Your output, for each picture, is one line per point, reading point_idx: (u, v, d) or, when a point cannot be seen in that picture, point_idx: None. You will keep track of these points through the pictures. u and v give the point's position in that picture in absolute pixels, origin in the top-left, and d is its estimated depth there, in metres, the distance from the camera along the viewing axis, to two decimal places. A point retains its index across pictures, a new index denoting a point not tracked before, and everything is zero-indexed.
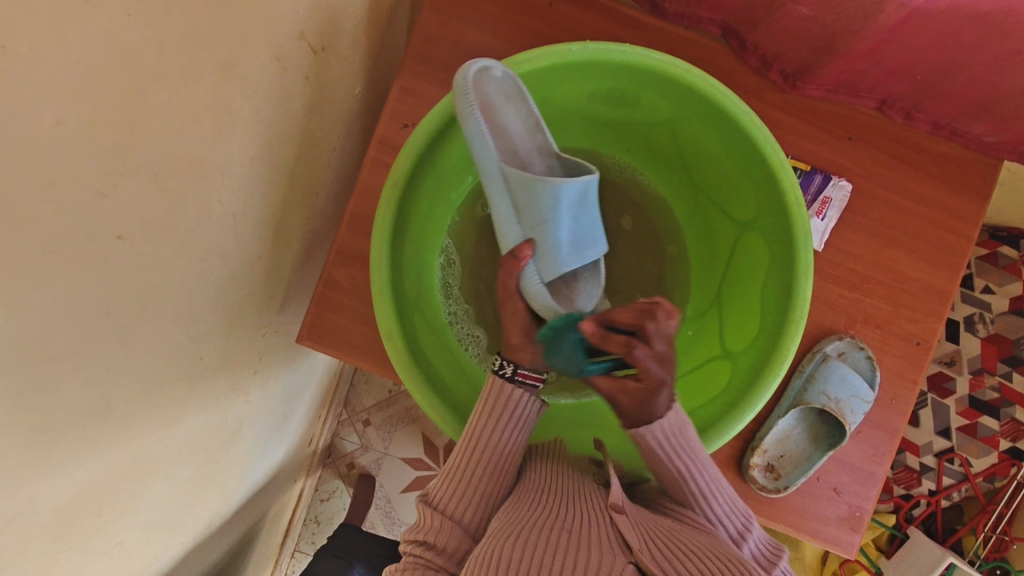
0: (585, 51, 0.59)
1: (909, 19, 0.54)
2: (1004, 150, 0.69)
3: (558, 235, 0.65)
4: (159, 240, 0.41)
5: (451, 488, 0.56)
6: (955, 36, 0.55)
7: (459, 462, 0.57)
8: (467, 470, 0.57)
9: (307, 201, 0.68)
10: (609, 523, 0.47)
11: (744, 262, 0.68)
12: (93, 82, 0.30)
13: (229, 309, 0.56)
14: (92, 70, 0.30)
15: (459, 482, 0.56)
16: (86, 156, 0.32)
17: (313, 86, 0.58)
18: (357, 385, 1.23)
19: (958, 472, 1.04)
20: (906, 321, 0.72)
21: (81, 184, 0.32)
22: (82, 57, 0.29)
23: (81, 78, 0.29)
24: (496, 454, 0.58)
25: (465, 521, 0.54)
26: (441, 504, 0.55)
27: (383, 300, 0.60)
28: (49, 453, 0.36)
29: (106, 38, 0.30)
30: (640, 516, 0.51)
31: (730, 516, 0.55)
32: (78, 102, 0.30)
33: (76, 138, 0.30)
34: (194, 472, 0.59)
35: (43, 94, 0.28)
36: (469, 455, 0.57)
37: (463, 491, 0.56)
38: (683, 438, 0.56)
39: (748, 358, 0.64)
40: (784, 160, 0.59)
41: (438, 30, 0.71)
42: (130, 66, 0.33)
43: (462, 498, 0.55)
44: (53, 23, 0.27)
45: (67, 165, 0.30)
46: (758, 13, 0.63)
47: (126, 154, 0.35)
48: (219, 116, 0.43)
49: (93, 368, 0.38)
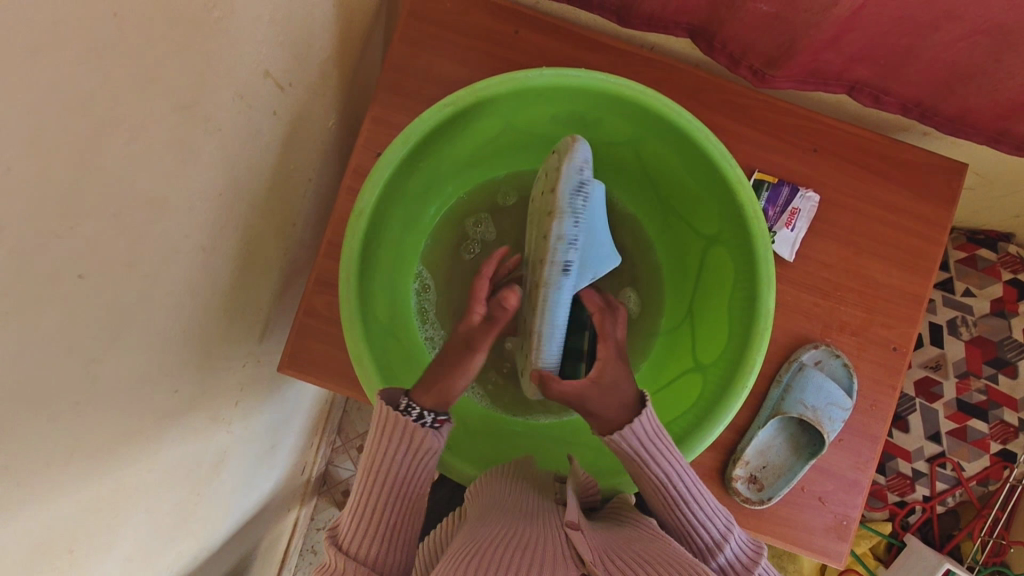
0: (543, 77, 0.60)
1: (864, 6, 0.56)
2: (974, 134, 0.70)
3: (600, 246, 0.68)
4: (120, 279, 0.42)
5: (357, 526, 0.59)
6: (911, 21, 0.57)
7: (363, 497, 0.59)
8: (370, 505, 0.59)
9: (283, 232, 0.69)
10: (563, 540, 0.48)
11: (712, 274, 0.68)
12: (56, 97, 0.32)
13: (204, 341, 0.57)
14: (56, 87, 0.32)
15: (362, 520, 0.59)
16: (53, 165, 0.33)
17: (282, 118, 0.60)
18: (350, 412, 1.23)
19: (951, 477, 1.03)
20: (880, 327, 0.73)
21: (45, 207, 0.33)
22: (44, 68, 0.31)
23: (46, 91, 0.31)
24: (392, 484, 0.59)
25: (372, 553, 0.58)
26: (347, 542, 0.58)
27: (354, 329, 0.61)
28: (15, 489, 0.36)
29: (66, 64, 0.32)
30: (596, 533, 0.51)
31: (711, 518, 0.58)
32: (49, 109, 0.32)
33: (47, 141, 0.32)
34: (173, 505, 0.60)
35: (16, 96, 0.29)
36: (368, 490, 0.59)
37: (368, 528, 0.58)
38: (661, 440, 0.59)
39: (716, 372, 0.64)
40: (741, 175, 0.59)
41: (406, 60, 0.73)
42: (95, 81, 0.34)
43: (369, 534, 0.58)
44: (19, 36, 0.29)
45: (32, 177, 0.32)
46: (718, 15, 0.65)
47: (90, 176, 0.36)
48: (183, 150, 0.45)
49: (59, 404, 0.39)
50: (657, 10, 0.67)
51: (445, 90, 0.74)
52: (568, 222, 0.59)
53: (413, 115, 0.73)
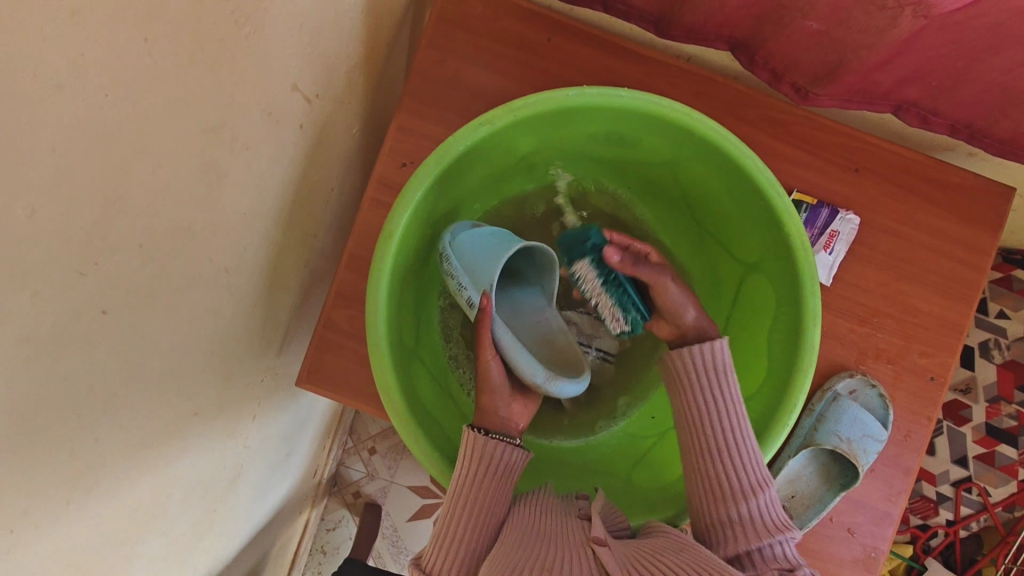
0: (583, 96, 0.57)
1: (923, 29, 0.53)
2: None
3: (505, 248, 0.65)
4: (144, 307, 0.40)
5: (440, 552, 0.54)
6: (971, 44, 0.54)
7: (449, 522, 0.55)
8: (454, 529, 0.55)
9: (305, 244, 0.67)
10: (592, 560, 0.47)
11: (750, 303, 0.66)
12: (80, 135, 0.30)
13: (223, 361, 0.55)
14: (79, 123, 0.29)
15: (448, 543, 0.54)
16: (76, 204, 0.31)
17: (308, 131, 0.57)
18: (362, 414, 1.22)
19: (976, 502, 1.01)
20: (918, 356, 0.70)
21: (69, 253, 0.31)
22: (66, 103, 0.28)
23: (70, 129, 0.29)
24: (482, 505, 0.57)
25: None
26: (430, 567, 0.53)
27: (382, 356, 0.58)
28: (32, 532, 0.34)
29: (92, 96, 0.30)
30: (624, 549, 0.50)
31: (748, 467, 0.57)
32: (73, 146, 0.29)
33: (72, 180, 0.30)
34: (190, 523, 0.58)
35: (37, 136, 0.27)
36: (455, 514, 0.55)
37: (455, 551, 0.54)
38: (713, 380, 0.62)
39: (753, 405, 0.62)
40: (788, 204, 0.57)
41: (435, 68, 0.70)
42: (122, 110, 0.32)
43: (454, 559, 0.54)
44: (41, 71, 0.26)
45: (54, 219, 0.29)
46: (764, 31, 0.62)
47: (114, 210, 0.34)
48: (210, 173, 0.42)
49: (80, 441, 0.37)
50: (698, 24, 0.64)
51: (475, 100, 0.71)
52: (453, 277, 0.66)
53: (441, 125, 0.71)
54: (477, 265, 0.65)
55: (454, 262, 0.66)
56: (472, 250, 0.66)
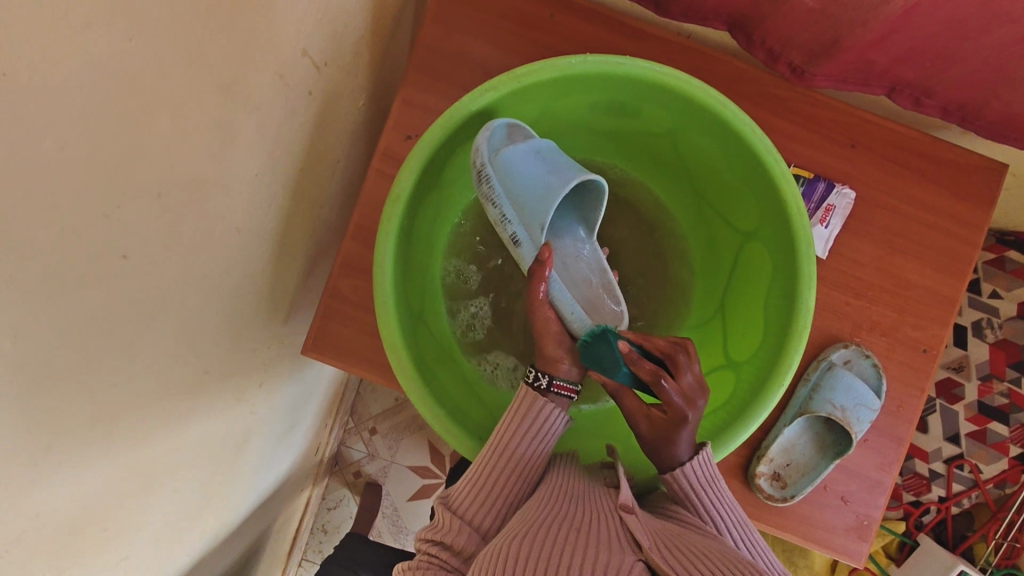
0: (586, 63, 0.58)
1: (917, 6, 0.54)
2: (1013, 139, 0.69)
3: (559, 184, 0.65)
4: (160, 258, 0.41)
5: (471, 494, 0.57)
6: (962, 23, 0.55)
7: (481, 469, 0.58)
8: (488, 474, 0.58)
9: (312, 213, 0.68)
10: (619, 524, 0.49)
11: (748, 270, 0.68)
12: (99, 84, 0.31)
13: (232, 323, 0.57)
14: (99, 74, 0.30)
15: (480, 487, 0.57)
16: (94, 154, 0.32)
17: (316, 99, 0.58)
18: (363, 394, 1.23)
19: (967, 479, 1.03)
20: (911, 328, 0.72)
21: (89, 202, 0.33)
22: (86, 56, 0.29)
23: (89, 79, 0.30)
24: (519, 461, 0.59)
25: (485, 521, 0.56)
26: (459, 507, 0.56)
27: (388, 315, 0.60)
28: (53, 468, 0.36)
29: (111, 47, 0.31)
30: (651, 520, 0.51)
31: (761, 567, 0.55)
32: (93, 93, 0.30)
33: (90, 127, 0.31)
34: (199, 483, 0.59)
35: (60, 81, 0.28)
36: (494, 462, 0.58)
37: (485, 495, 0.57)
38: (714, 489, 0.57)
39: (751, 367, 0.64)
40: (785, 170, 0.58)
41: (440, 42, 0.71)
42: (140, 63, 0.33)
43: (484, 504, 0.57)
44: (65, 20, 0.27)
45: (74, 166, 0.31)
46: (760, 10, 0.63)
47: (131, 160, 0.35)
48: (222, 132, 0.44)
49: (98, 385, 0.38)
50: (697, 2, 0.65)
51: (478, 74, 0.72)
52: (495, 205, 0.66)
53: (446, 99, 0.72)
54: (521, 194, 0.66)
55: (495, 186, 0.64)
56: (537, 179, 0.65)
